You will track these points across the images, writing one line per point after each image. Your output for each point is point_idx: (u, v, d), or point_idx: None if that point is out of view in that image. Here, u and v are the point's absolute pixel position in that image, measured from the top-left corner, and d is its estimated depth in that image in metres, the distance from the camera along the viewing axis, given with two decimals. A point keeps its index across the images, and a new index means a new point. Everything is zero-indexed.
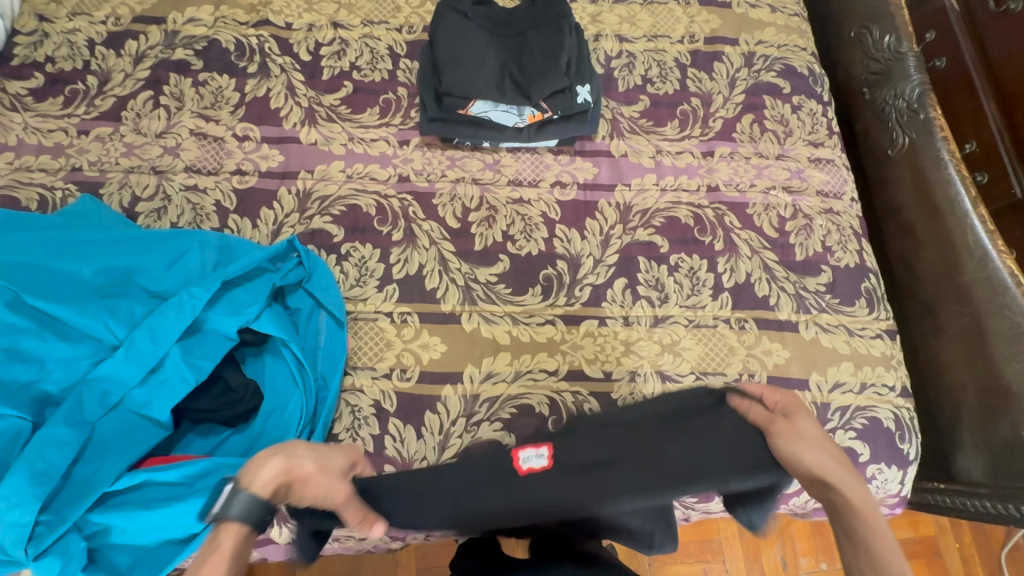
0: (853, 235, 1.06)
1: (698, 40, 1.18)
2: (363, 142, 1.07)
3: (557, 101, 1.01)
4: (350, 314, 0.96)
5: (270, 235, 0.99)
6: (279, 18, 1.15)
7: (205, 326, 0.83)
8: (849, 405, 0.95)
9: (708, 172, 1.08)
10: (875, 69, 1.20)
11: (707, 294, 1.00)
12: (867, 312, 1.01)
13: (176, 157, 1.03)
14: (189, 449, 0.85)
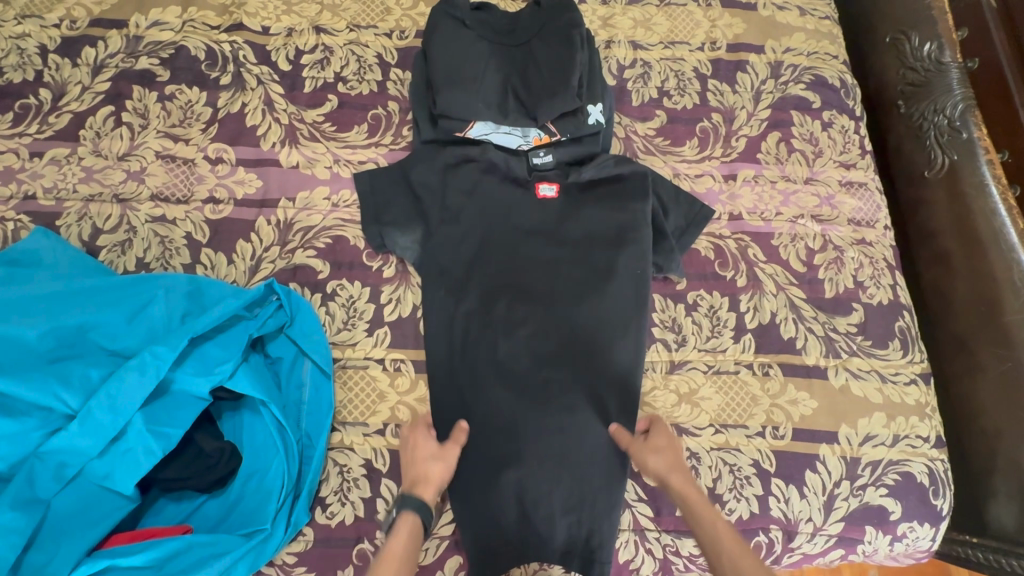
0: (887, 268, 0.97)
1: (720, 47, 1.07)
2: (350, 165, 0.96)
3: (566, 123, 0.92)
4: (338, 362, 0.87)
5: (247, 273, 0.90)
6: (255, 22, 1.03)
7: (173, 386, 0.74)
8: (880, 460, 0.88)
9: (729, 198, 0.99)
10: (914, 80, 1.10)
11: (728, 336, 0.92)
12: (900, 355, 0.93)
13: (141, 183, 0.93)
14: (160, 517, 0.78)
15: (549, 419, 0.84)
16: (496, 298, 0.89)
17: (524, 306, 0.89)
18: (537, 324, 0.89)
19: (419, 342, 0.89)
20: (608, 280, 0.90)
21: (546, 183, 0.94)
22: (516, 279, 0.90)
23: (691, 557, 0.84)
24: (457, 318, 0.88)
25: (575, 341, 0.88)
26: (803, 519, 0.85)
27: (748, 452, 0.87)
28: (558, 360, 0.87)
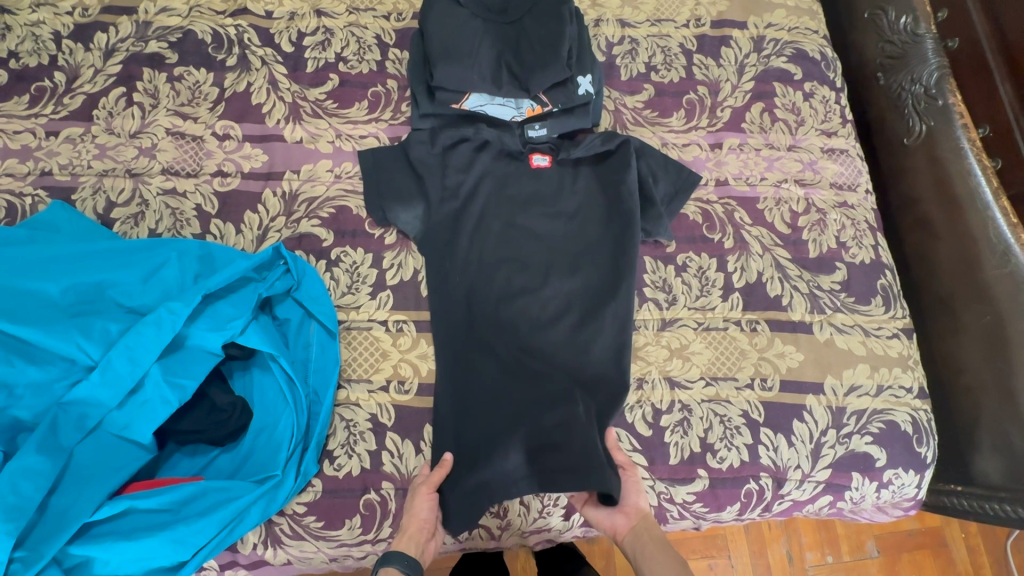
0: (869, 229, 1.01)
1: (704, 24, 1.11)
2: (352, 139, 1.01)
3: (558, 94, 0.96)
4: (343, 324, 0.91)
5: (255, 241, 0.94)
6: (259, 6, 1.08)
7: (187, 342, 0.78)
8: (865, 409, 0.91)
9: (716, 165, 1.03)
10: (892, 53, 1.14)
11: (716, 295, 0.95)
12: (883, 311, 0.97)
13: (152, 159, 0.97)
14: (176, 470, 0.81)
15: (544, 387, 0.88)
16: (493, 272, 0.93)
17: (519, 279, 0.93)
18: (533, 295, 0.92)
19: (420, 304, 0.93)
20: (597, 253, 0.95)
21: (539, 154, 0.99)
22: (511, 254, 0.94)
23: (684, 504, 0.87)
24: (456, 292, 0.92)
25: (568, 311, 0.92)
26: (792, 466, 0.89)
27: (737, 403, 0.90)
28: (553, 329, 0.91)
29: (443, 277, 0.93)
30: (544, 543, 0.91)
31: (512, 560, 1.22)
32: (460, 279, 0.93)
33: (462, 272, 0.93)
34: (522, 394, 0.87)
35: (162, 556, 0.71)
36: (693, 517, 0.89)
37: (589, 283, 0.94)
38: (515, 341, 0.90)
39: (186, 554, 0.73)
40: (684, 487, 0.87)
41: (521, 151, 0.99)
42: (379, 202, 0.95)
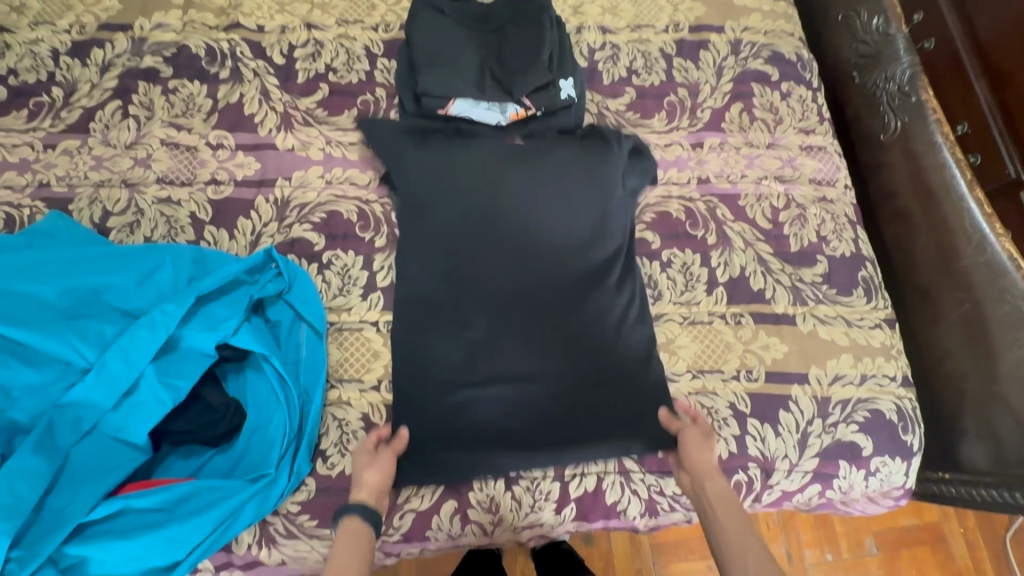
0: (848, 222, 1.04)
1: (683, 29, 1.15)
2: (341, 145, 1.03)
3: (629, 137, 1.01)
4: (335, 325, 0.93)
5: (248, 247, 0.96)
6: (251, 21, 1.11)
7: (181, 343, 0.79)
8: (850, 398, 0.93)
9: (697, 164, 1.05)
10: (865, 52, 1.18)
11: (701, 290, 0.97)
12: (864, 302, 0.99)
13: (147, 168, 0.99)
14: (170, 472, 0.82)
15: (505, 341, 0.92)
16: (549, 210, 0.96)
17: (564, 209, 0.96)
18: (494, 296, 0.93)
19: (432, 182, 0.95)
20: (598, 292, 0.95)
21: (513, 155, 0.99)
22: (552, 212, 0.96)
23: (674, 496, 0.88)
24: (556, 143, 0.97)
25: (484, 333, 0.92)
26: (779, 456, 0.90)
27: (724, 395, 0.92)
28: (461, 394, 0.88)
29: (469, 202, 0.95)
30: (538, 539, 0.92)
31: (511, 564, 1.22)
32: (471, 223, 0.95)
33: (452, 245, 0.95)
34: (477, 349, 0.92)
35: (156, 555, 0.72)
36: (684, 510, 0.90)
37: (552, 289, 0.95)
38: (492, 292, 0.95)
39: (179, 553, 0.74)
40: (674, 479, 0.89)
41: (608, 133, 0.99)
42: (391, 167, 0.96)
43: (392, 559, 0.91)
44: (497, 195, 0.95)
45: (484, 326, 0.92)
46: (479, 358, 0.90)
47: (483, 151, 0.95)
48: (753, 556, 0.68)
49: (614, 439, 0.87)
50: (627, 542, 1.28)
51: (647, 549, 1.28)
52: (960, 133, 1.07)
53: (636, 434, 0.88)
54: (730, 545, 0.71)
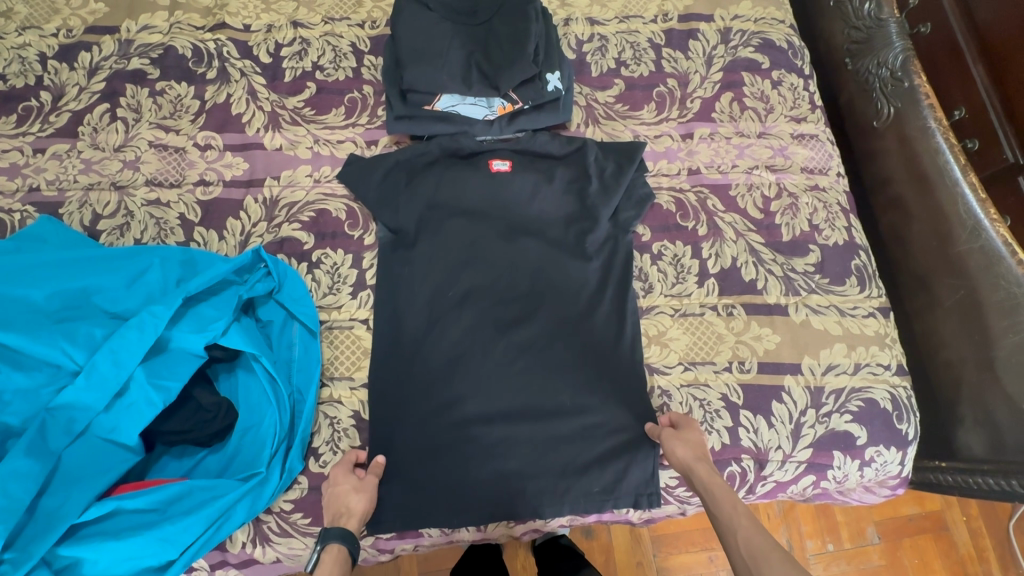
0: (841, 211, 1.03)
1: (672, 18, 1.14)
2: (329, 144, 1.03)
3: (613, 154, 1.00)
4: (325, 324, 0.93)
5: (237, 247, 0.96)
6: (237, 20, 1.11)
7: (171, 344, 0.80)
8: (843, 388, 0.92)
9: (688, 155, 1.05)
10: (857, 38, 1.16)
11: (692, 282, 0.97)
12: (858, 291, 0.98)
13: (136, 171, 1.00)
14: (164, 472, 0.83)
15: (500, 356, 0.89)
16: (535, 251, 0.94)
17: (550, 250, 0.94)
18: (481, 322, 0.91)
19: (424, 219, 0.95)
20: (589, 333, 0.91)
21: (499, 160, 0.98)
22: (538, 252, 0.94)
23: (667, 488, 0.89)
24: (542, 182, 0.97)
25: (471, 346, 0.90)
26: (773, 447, 0.89)
27: (716, 386, 0.91)
28: (448, 433, 0.86)
29: (461, 216, 0.95)
30: (532, 533, 0.92)
31: (511, 558, 1.23)
32: (459, 234, 0.94)
33: (438, 254, 0.94)
34: (463, 363, 0.89)
35: (150, 554, 0.73)
36: (678, 502, 0.91)
37: (541, 332, 0.91)
38: (483, 308, 0.92)
39: (173, 552, 0.74)
40: (666, 471, 0.88)
41: (592, 166, 0.98)
42: (382, 196, 0.96)
43: (386, 555, 0.92)
44: (485, 235, 0.95)
45: (470, 365, 0.89)
46: (469, 368, 0.88)
47: (473, 189, 0.96)
48: (744, 536, 0.67)
49: (605, 433, 0.87)
50: (628, 535, 1.28)
51: (647, 541, 1.28)
52: (957, 118, 1.06)
53: (627, 427, 0.88)
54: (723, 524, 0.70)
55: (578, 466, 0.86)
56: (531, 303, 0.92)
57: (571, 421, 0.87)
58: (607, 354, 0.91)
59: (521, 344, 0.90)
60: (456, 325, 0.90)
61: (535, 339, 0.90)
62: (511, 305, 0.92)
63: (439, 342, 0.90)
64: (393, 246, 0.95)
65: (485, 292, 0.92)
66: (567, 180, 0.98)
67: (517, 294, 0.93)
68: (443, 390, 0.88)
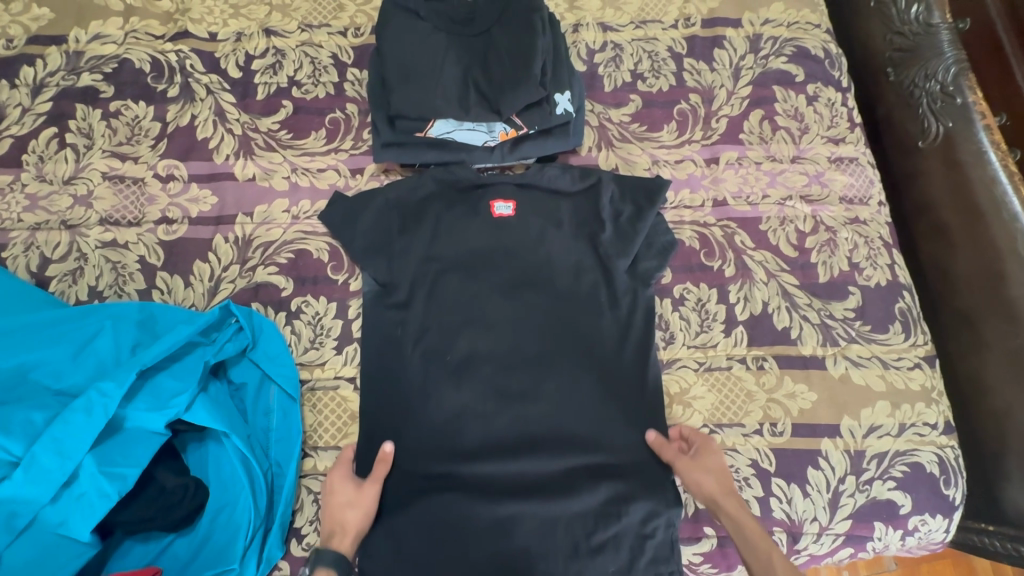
0: (883, 246, 0.92)
1: (694, 23, 1.01)
2: (308, 173, 0.91)
3: (633, 194, 0.88)
4: (306, 384, 0.83)
5: (206, 295, 0.85)
6: (201, 28, 0.98)
7: (126, 424, 0.69)
8: (886, 452, 0.83)
9: (712, 182, 0.93)
10: (902, 45, 1.02)
11: (718, 330, 0.87)
12: (902, 339, 0.88)
13: (88, 207, 0.88)
14: (127, 559, 0.73)
15: (505, 423, 0.80)
16: (542, 301, 0.84)
17: (560, 300, 0.84)
18: (483, 385, 0.81)
19: (420, 267, 0.84)
20: (603, 392, 0.82)
21: (501, 202, 0.86)
22: (545, 304, 0.84)
23: (690, 565, 0.80)
24: (552, 222, 0.87)
25: (472, 413, 0.80)
26: (808, 519, 0.80)
27: (745, 451, 0.82)
28: (445, 513, 0.75)
29: (459, 261, 0.85)
30: None
31: None
32: (458, 283, 0.84)
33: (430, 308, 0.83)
34: (463, 431, 0.80)
35: None
36: None
37: (550, 398, 0.81)
38: (487, 368, 0.82)
39: None
40: (689, 547, 0.79)
41: (606, 209, 0.87)
42: (371, 244, 0.85)
43: None
44: (486, 286, 0.84)
45: (473, 435, 0.79)
46: (469, 437, 0.79)
47: (473, 232, 0.86)
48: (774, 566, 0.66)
49: (623, 509, 0.77)
50: None
51: None
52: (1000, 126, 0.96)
53: (648, 502, 0.77)
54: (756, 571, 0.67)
55: (592, 548, 0.76)
56: (541, 363, 0.82)
57: (584, 496, 0.77)
58: (623, 418, 0.81)
59: (530, 409, 0.81)
60: (457, 388, 0.81)
61: (546, 403, 0.81)
62: (519, 366, 0.82)
63: (437, 406, 0.80)
64: (385, 299, 0.84)
65: (489, 348, 0.83)
66: (576, 217, 0.87)
67: (525, 354, 0.82)
68: (442, 465, 0.78)
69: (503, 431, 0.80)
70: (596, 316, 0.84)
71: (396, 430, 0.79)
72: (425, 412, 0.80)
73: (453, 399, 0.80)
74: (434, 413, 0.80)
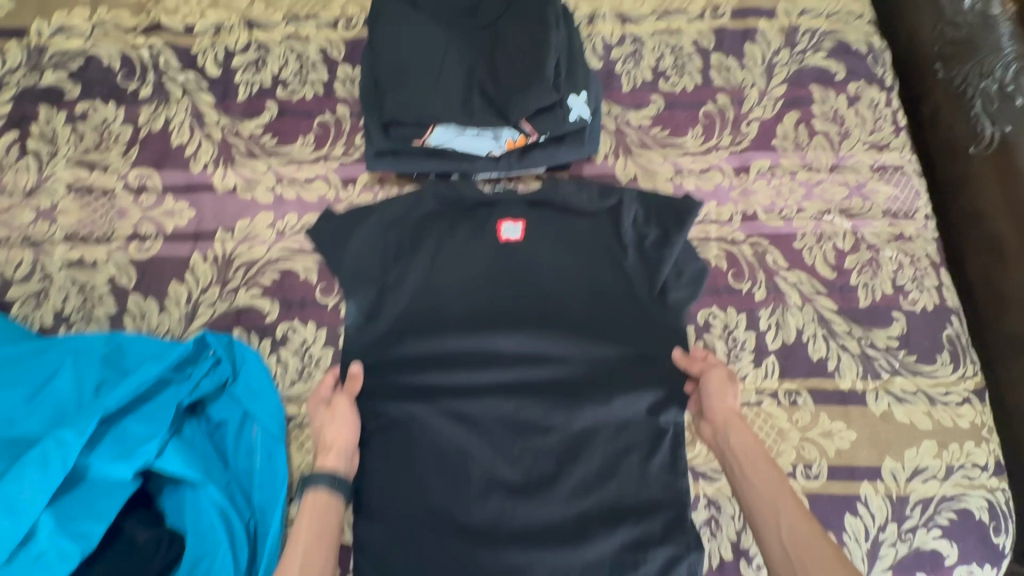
0: (931, 266, 0.83)
1: (723, 14, 0.91)
2: (295, 184, 0.82)
3: (658, 214, 0.79)
4: (293, 421, 0.75)
5: (184, 320, 0.77)
6: (176, 20, 0.88)
7: (88, 474, 0.62)
8: (932, 497, 0.75)
9: (742, 195, 0.84)
10: (954, 37, 0.91)
11: (747, 360, 0.78)
12: (951, 370, 0.79)
13: (52, 222, 0.80)
14: None
15: (511, 465, 0.72)
16: (552, 329, 0.76)
17: (572, 328, 0.77)
18: (487, 422, 0.73)
19: (417, 289, 0.76)
20: (619, 430, 0.74)
21: (510, 222, 0.78)
22: (554, 330, 0.77)
23: None
24: (565, 241, 0.78)
25: (475, 454, 0.72)
26: None
27: None
28: (445, 564, 0.69)
29: (461, 283, 0.77)
30: None
31: None
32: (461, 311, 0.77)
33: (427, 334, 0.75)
34: (465, 474, 0.72)
35: None
36: None
37: (561, 442, 0.73)
38: (490, 402, 0.74)
39: None
40: None
41: (627, 230, 0.78)
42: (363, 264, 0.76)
43: None
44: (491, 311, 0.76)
45: (475, 479, 0.72)
46: (470, 481, 0.72)
47: (477, 252, 0.77)
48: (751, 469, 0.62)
49: (641, 560, 0.70)
50: None
51: None
52: None
53: (669, 553, 0.70)
54: (755, 507, 0.60)
55: None
56: (552, 399, 0.74)
57: (599, 545, 0.70)
58: (642, 458, 0.73)
59: (539, 450, 0.73)
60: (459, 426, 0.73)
61: (557, 443, 0.73)
62: (531, 403, 0.74)
63: (436, 445, 0.73)
64: (380, 326, 0.76)
65: (494, 381, 0.75)
66: (589, 235, 0.79)
67: (535, 388, 0.75)
68: (441, 512, 0.71)
69: (509, 474, 0.72)
70: (611, 345, 0.76)
71: (391, 472, 0.72)
72: (422, 452, 0.72)
73: (453, 437, 0.73)
74: (432, 452, 0.72)
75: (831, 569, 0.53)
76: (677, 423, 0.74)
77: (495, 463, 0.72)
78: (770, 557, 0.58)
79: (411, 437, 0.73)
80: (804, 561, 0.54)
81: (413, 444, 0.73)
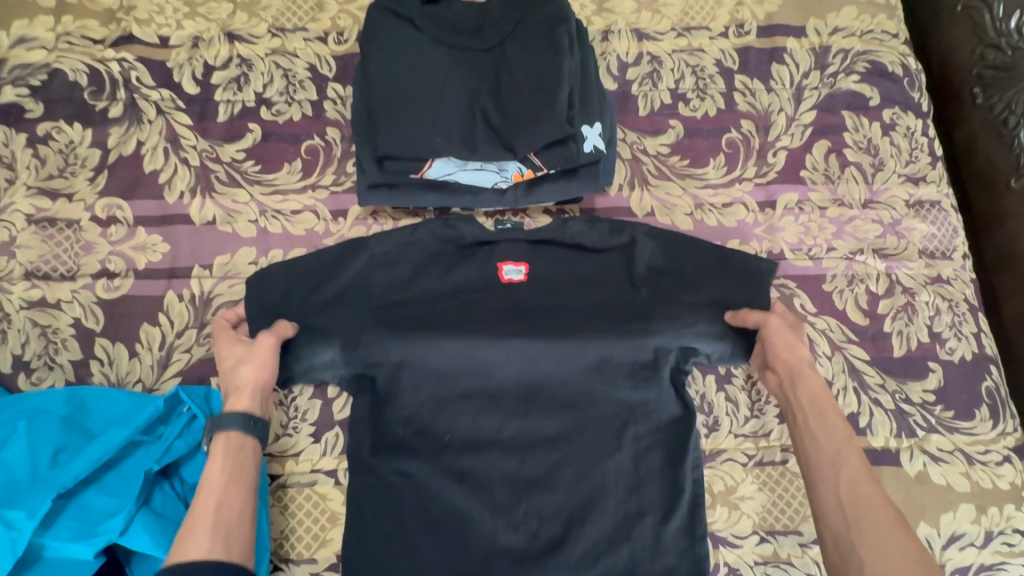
0: (970, 311, 0.77)
1: (748, 31, 0.83)
2: (280, 215, 0.75)
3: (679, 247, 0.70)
4: (278, 480, 0.71)
5: (156, 367, 0.70)
6: (149, 31, 0.80)
7: (45, 553, 0.56)
8: (969, 567, 0.69)
9: (768, 231, 0.77)
10: (996, 61, 0.82)
11: (772, 415, 0.73)
12: (990, 427, 0.73)
13: (11, 257, 0.72)
14: None
15: (515, 532, 0.65)
16: (562, 380, 0.69)
17: (583, 378, 0.69)
18: (490, 484, 0.67)
19: (411, 333, 0.68)
20: (635, 494, 0.67)
21: (511, 264, 0.71)
22: (565, 381, 0.69)
23: None
24: (576, 281, 0.71)
25: (476, 521, 0.65)
26: None
27: (802, 566, 0.69)
28: None
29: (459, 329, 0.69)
30: None
31: None
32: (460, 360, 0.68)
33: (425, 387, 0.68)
34: (464, 543, 0.65)
35: None
36: None
37: (570, 508, 0.66)
38: (493, 462, 0.67)
39: None
40: None
41: (642, 269, 0.70)
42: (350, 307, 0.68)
43: None
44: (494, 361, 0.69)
45: (474, 548, 0.65)
46: (469, 550, 0.65)
47: (480, 295, 0.70)
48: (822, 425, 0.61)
49: None
50: None
51: None
52: None
53: None
54: (816, 463, 0.59)
55: None
56: (561, 460, 0.67)
57: None
58: (659, 526, 0.66)
59: (547, 516, 0.66)
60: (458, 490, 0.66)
61: (567, 510, 0.66)
62: (539, 464, 0.67)
63: (433, 510, 0.66)
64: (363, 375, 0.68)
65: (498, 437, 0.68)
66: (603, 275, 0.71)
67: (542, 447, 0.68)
68: None
69: (512, 541, 0.65)
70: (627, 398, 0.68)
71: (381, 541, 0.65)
72: (417, 517, 0.65)
73: (451, 500, 0.66)
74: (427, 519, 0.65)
75: (888, 528, 0.53)
76: (697, 486, 0.68)
77: (498, 531, 0.65)
78: (820, 508, 0.57)
79: (404, 501, 0.66)
80: (862, 523, 0.53)
81: (406, 509, 0.66)
